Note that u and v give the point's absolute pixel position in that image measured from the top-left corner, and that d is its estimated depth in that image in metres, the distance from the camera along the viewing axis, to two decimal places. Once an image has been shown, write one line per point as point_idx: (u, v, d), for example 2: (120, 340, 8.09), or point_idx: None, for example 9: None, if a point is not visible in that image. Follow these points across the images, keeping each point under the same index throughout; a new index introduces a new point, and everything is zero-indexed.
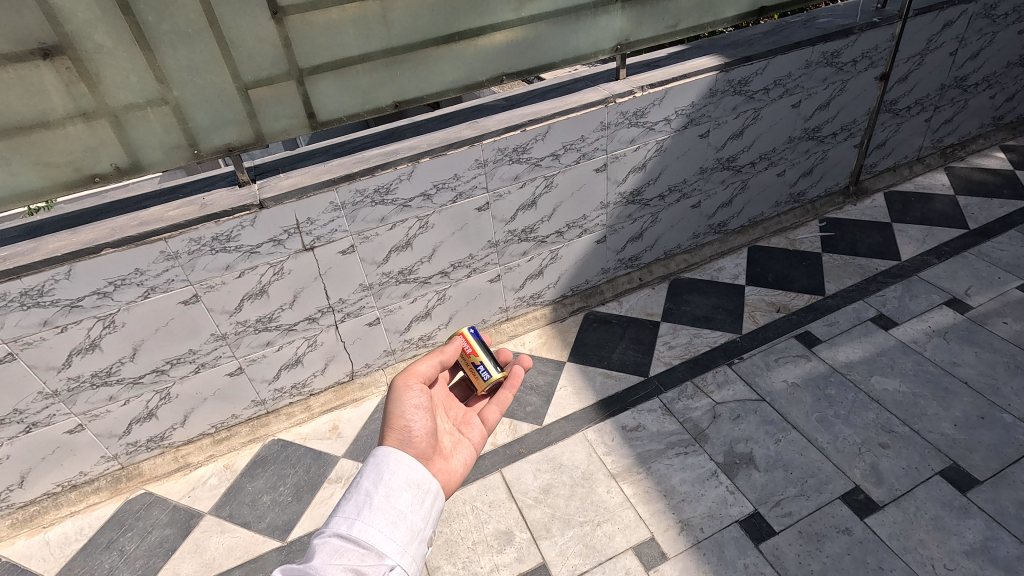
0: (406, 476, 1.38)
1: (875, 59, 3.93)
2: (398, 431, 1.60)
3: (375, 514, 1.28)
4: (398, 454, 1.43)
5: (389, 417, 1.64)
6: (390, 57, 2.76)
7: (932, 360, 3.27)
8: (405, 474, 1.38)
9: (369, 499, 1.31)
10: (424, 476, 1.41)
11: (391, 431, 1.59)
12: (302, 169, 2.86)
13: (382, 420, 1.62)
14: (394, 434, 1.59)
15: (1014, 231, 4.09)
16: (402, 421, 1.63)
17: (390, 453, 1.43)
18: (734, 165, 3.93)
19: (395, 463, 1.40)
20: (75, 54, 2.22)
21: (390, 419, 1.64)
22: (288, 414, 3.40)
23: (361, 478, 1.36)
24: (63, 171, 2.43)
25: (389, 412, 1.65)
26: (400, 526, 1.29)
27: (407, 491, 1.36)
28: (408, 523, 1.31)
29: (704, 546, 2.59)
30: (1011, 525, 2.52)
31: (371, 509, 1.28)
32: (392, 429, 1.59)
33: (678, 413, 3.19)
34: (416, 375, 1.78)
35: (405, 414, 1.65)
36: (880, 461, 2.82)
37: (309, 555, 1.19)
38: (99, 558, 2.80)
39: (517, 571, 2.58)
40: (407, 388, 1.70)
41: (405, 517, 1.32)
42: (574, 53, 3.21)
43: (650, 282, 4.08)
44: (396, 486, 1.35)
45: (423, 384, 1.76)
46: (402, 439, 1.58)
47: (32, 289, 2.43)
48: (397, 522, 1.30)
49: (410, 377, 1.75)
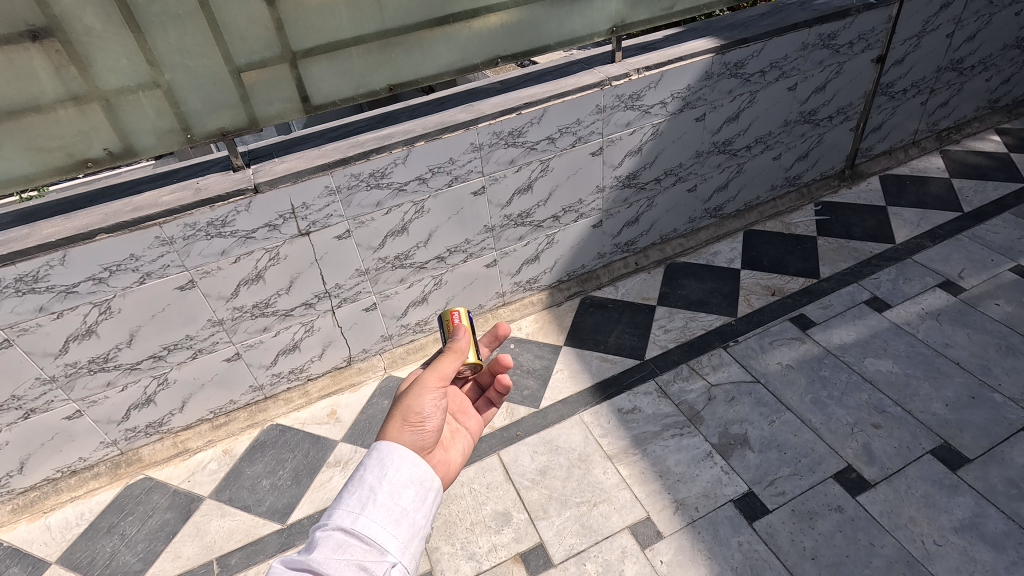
0: (410, 473, 1.36)
1: (872, 40, 3.91)
2: (412, 426, 1.53)
3: (378, 510, 1.27)
4: (402, 449, 1.40)
5: (404, 405, 1.57)
6: (383, 40, 2.74)
7: (924, 342, 3.30)
8: (409, 470, 1.36)
9: (373, 495, 1.29)
10: (427, 474, 1.40)
11: (402, 422, 1.52)
12: (296, 154, 2.84)
13: (399, 407, 1.56)
14: (404, 426, 1.52)
15: (1008, 213, 4.11)
16: (416, 414, 1.56)
17: (394, 448, 1.40)
18: (731, 148, 3.92)
19: (399, 459, 1.38)
20: (64, 36, 2.19)
21: (407, 409, 1.58)
22: (287, 399, 3.42)
23: (364, 470, 1.34)
24: (56, 156, 2.41)
25: (406, 402, 1.59)
26: (402, 524, 1.28)
27: (411, 488, 1.35)
28: (411, 521, 1.30)
29: (699, 525, 2.63)
30: (999, 502, 2.56)
31: (374, 504, 1.28)
32: (406, 421, 1.53)
33: (673, 395, 3.22)
34: (441, 377, 1.71)
35: (424, 411, 1.59)
36: (871, 441, 2.85)
37: (311, 546, 1.21)
38: (100, 542, 2.83)
39: (515, 551, 2.62)
40: (431, 389, 1.65)
41: (407, 514, 1.31)
42: (569, 35, 3.19)
43: (646, 267, 4.10)
44: (399, 483, 1.33)
45: (447, 389, 1.71)
46: (412, 433, 1.52)
47: (26, 274, 2.42)
48: (400, 519, 1.29)
49: (435, 381, 1.69)
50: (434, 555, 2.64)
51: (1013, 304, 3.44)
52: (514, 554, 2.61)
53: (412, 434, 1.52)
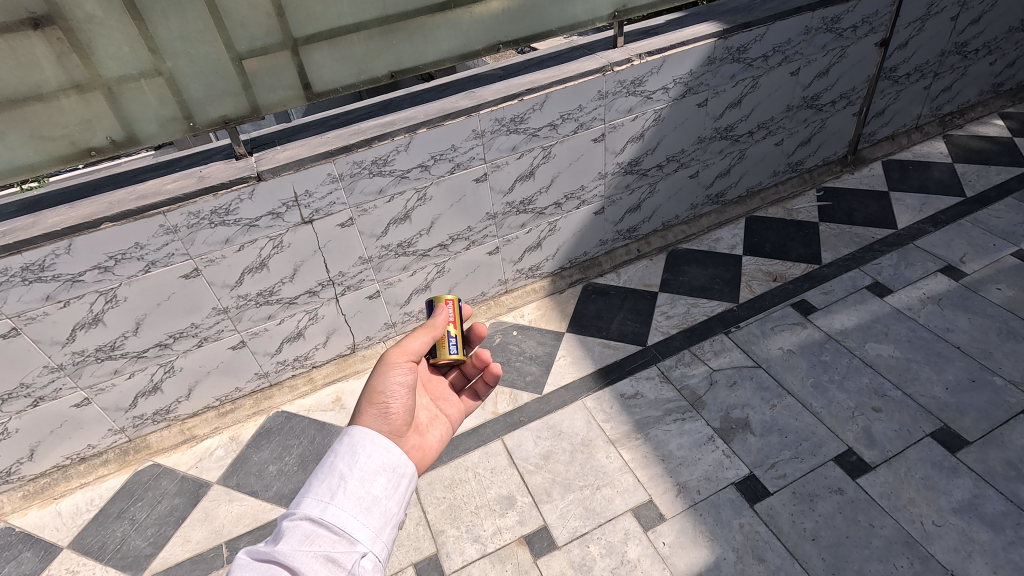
0: (382, 460, 1.38)
1: (875, 24, 3.88)
2: (376, 408, 1.56)
3: (348, 498, 1.28)
4: (374, 436, 1.42)
5: (370, 387, 1.61)
6: (385, 26, 2.73)
7: (926, 326, 3.32)
8: (380, 457, 1.38)
9: (344, 483, 1.31)
10: (400, 460, 1.42)
11: (368, 405, 1.56)
12: (299, 142, 2.84)
13: (363, 392, 1.60)
14: (370, 409, 1.55)
15: (1011, 198, 4.10)
16: (381, 396, 1.60)
17: (366, 434, 1.42)
18: (733, 134, 3.91)
19: (371, 446, 1.40)
20: (66, 24, 2.18)
21: (372, 390, 1.61)
22: (292, 387, 3.45)
23: (335, 458, 1.36)
24: (60, 145, 2.42)
25: (373, 383, 1.63)
26: (373, 512, 1.30)
27: (383, 475, 1.36)
28: (382, 508, 1.32)
29: (701, 508, 2.66)
30: (998, 483, 2.59)
31: (345, 493, 1.29)
32: (370, 403, 1.57)
33: (675, 380, 3.24)
34: (407, 353, 1.75)
35: (389, 392, 1.62)
36: (872, 425, 2.88)
37: (277, 536, 1.21)
38: (111, 527, 2.88)
39: (519, 534, 2.66)
40: (396, 365, 1.68)
41: (379, 502, 1.32)
42: (571, 20, 3.17)
43: (648, 253, 4.11)
44: (371, 470, 1.35)
45: (414, 364, 1.76)
46: (379, 416, 1.56)
47: (33, 263, 2.44)
48: (371, 507, 1.30)
49: (401, 356, 1.73)
50: (439, 538, 2.68)
51: (1014, 289, 3.45)
52: (519, 537, 2.65)
53: (378, 417, 1.55)
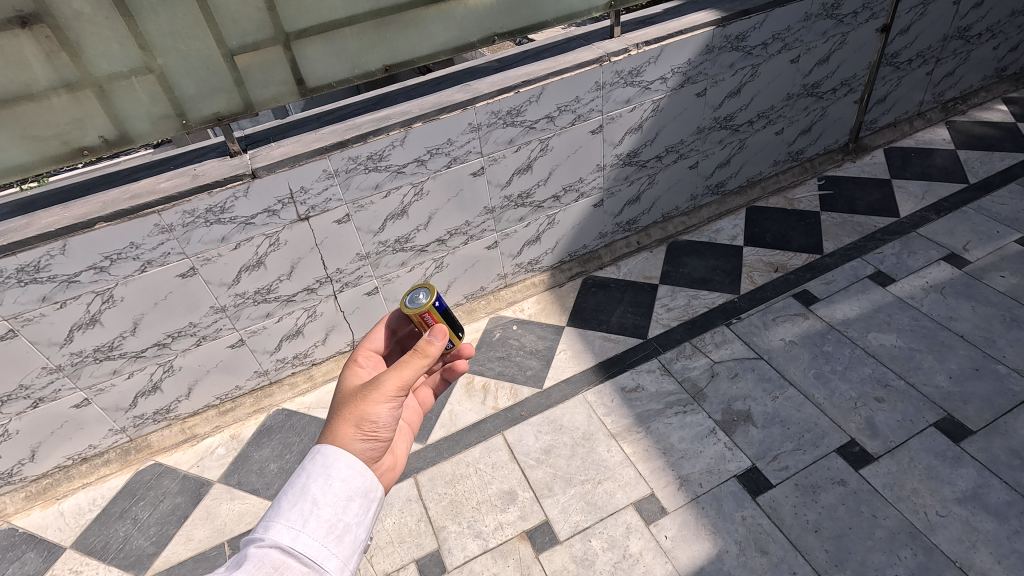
0: (354, 485, 1.35)
1: (877, 9, 3.82)
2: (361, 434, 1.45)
3: (318, 526, 1.25)
4: (350, 458, 1.38)
5: (359, 411, 1.47)
6: (378, 19, 2.69)
7: (929, 315, 3.29)
8: (354, 482, 1.35)
9: (315, 509, 1.27)
10: (372, 483, 1.39)
11: (354, 428, 1.44)
12: (292, 138, 2.82)
13: (351, 413, 1.46)
14: (355, 432, 1.44)
15: (1015, 184, 4.06)
16: (370, 423, 1.47)
17: (341, 456, 1.37)
18: (732, 124, 3.87)
19: (346, 469, 1.36)
20: (54, 22, 2.15)
21: (360, 415, 1.47)
22: (292, 384, 3.44)
23: (307, 479, 1.31)
24: (51, 144, 2.40)
25: (361, 408, 1.48)
26: (343, 540, 1.27)
27: (354, 500, 1.34)
28: (352, 536, 1.30)
29: (703, 501, 2.65)
30: (1002, 472, 2.57)
31: (317, 519, 1.26)
32: (356, 428, 1.45)
33: (676, 372, 3.23)
34: (401, 384, 1.56)
35: (377, 421, 1.49)
36: (875, 415, 2.86)
37: (243, 562, 1.17)
38: (113, 526, 2.88)
39: (520, 529, 2.65)
40: (388, 398, 1.51)
41: (349, 529, 1.30)
42: (567, 10, 3.13)
43: (648, 246, 4.08)
44: (343, 495, 1.32)
45: (405, 395, 1.57)
46: (364, 442, 1.45)
47: (28, 265, 2.42)
48: (341, 534, 1.28)
49: (394, 387, 1.53)
50: (441, 534, 2.67)
51: (1018, 277, 3.41)
52: (520, 532, 2.64)
53: (364, 443, 1.45)
